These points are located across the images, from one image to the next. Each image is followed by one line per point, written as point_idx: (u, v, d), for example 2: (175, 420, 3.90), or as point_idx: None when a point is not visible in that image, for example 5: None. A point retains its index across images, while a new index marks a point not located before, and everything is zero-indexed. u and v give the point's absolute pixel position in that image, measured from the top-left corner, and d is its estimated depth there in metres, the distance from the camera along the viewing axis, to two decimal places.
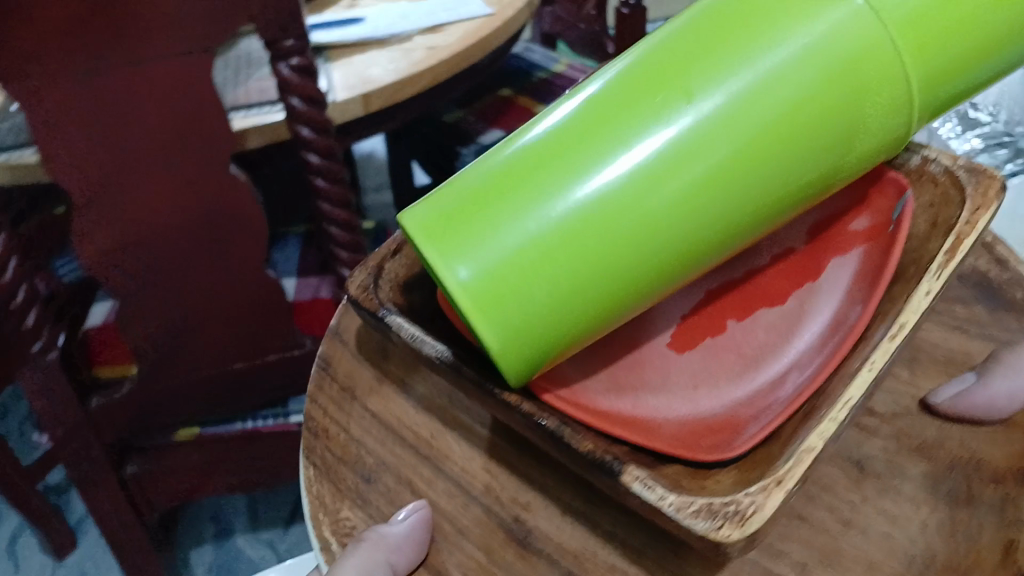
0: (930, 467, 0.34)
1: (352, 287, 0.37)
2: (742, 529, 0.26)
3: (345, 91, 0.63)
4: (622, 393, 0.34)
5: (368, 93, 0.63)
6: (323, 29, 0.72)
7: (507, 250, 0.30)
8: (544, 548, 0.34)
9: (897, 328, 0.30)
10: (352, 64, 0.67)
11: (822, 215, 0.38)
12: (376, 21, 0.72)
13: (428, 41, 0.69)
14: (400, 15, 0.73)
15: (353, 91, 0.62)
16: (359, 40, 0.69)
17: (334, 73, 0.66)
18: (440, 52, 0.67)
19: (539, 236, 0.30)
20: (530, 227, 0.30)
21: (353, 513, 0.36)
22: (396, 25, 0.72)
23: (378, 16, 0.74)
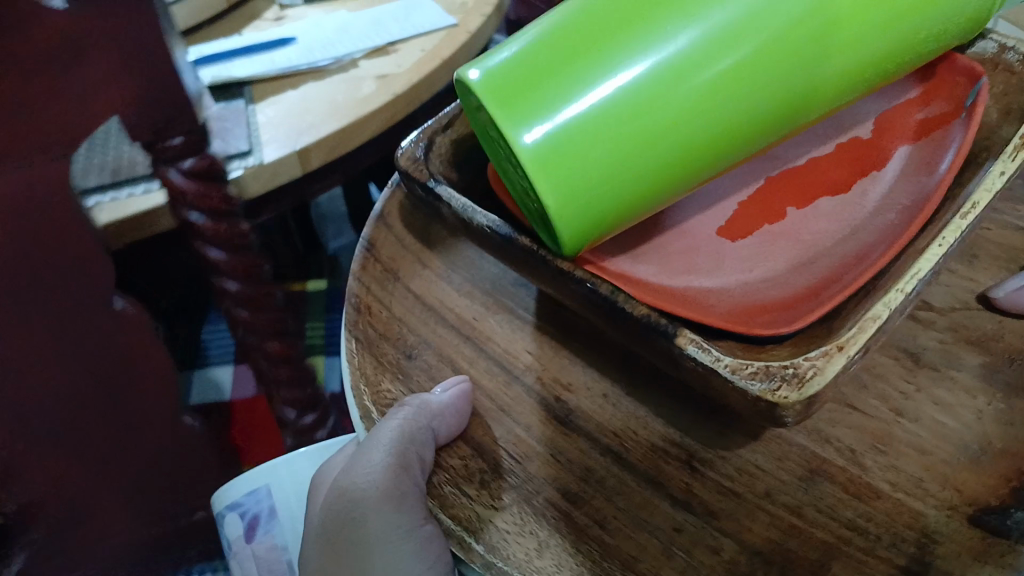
0: (988, 359, 0.33)
1: (401, 157, 0.36)
2: (800, 390, 0.25)
3: (275, 142, 0.51)
4: (677, 275, 0.33)
5: (303, 149, 0.50)
6: (235, 57, 0.57)
7: (579, 110, 0.29)
8: (585, 427, 0.33)
9: (969, 205, 0.29)
10: (278, 105, 0.54)
11: (888, 113, 0.37)
12: (309, 40, 0.60)
13: (378, 69, 0.56)
14: (339, 33, 0.60)
15: (284, 146, 0.50)
16: (284, 71, 0.56)
17: (260, 115, 0.53)
18: (392, 82, 0.55)
19: (612, 95, 0.29)
20: (603, 85, 0.29)
21: (394, 388, 0.36)
22: (336, 44, 0.59)
23: (309, 32, 0.61)
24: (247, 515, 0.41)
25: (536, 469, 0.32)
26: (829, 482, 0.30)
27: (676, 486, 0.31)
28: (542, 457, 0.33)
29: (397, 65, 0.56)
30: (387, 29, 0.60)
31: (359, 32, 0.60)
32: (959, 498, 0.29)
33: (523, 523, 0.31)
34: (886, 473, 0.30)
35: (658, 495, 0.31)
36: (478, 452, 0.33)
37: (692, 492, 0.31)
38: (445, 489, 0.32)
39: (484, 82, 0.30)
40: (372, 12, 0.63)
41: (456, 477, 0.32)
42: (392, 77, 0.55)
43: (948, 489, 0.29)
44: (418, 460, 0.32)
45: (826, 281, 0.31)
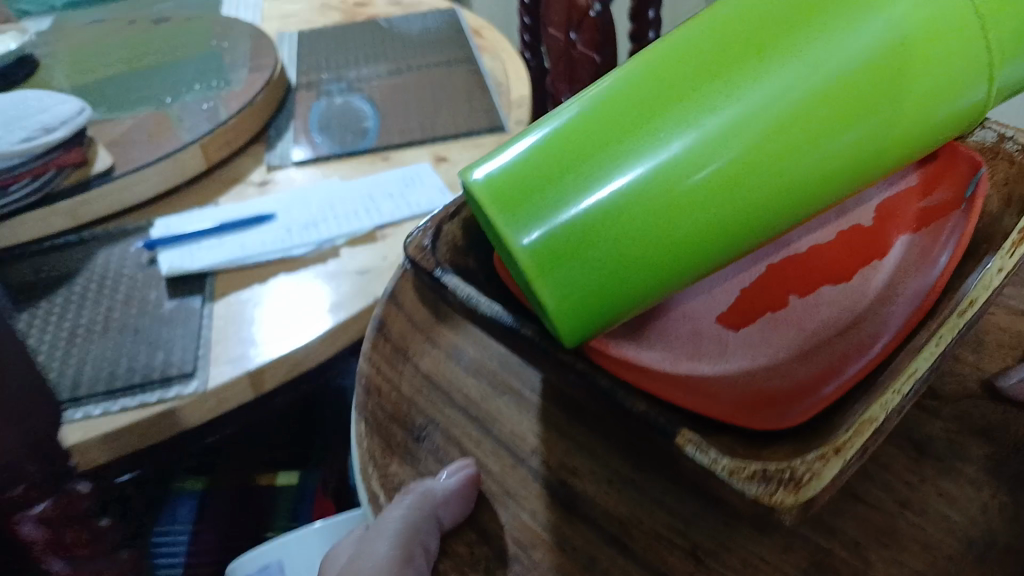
0: (994, 449, 0.33)
1: (409, 245, 0.37)
2: (797, 495, 0.26)
3: (225, 364, 0.48)
4: (681, 363, 0.33)
5: (256, 371, 0.47)
6: (208, 238, 0.59)
7: (571, 215, 0.30)
8: (590, 514, 0.33)
9: (965, 302, 0.30)
10: (237, 308, 0.52)
11: (893, 201, 0.37)
12: (289, 219, 0.60)
13: (358, 260, 0.56)
14: (324, 210, 0.61)
15: (234, 364, 0.47)
16: (253, 259, 0.56)
17: (209, 321, 0.51)
18: (371, 279, 0.54)
19: (603, 202, 0.30)
20: (595, 191, 0.30)
21: (401, 470, 0.36)
22: (318, 230, 0.59)
23: (290, 210, 0.62)
24: None
25: (540, 558, 0.32)
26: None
27: None
28: (546, 544, 0.33)
29: (377, 270, 0.55)
30: (369, 218, 0.60)
31: (343, 215, 0.61)
32: None
33: None
34: (889, 566, 0.30)
35: None
36: (483, 539, 0.33)
37: None
38: None
39: (487, 184, 0.31)
40: (366, 188, 0.64)
41: (460, 562, 0.33)
42: (361, 298, 0.52)
43: None
44: (421, 549, 0.32)
45: (830, 370, 0.31)
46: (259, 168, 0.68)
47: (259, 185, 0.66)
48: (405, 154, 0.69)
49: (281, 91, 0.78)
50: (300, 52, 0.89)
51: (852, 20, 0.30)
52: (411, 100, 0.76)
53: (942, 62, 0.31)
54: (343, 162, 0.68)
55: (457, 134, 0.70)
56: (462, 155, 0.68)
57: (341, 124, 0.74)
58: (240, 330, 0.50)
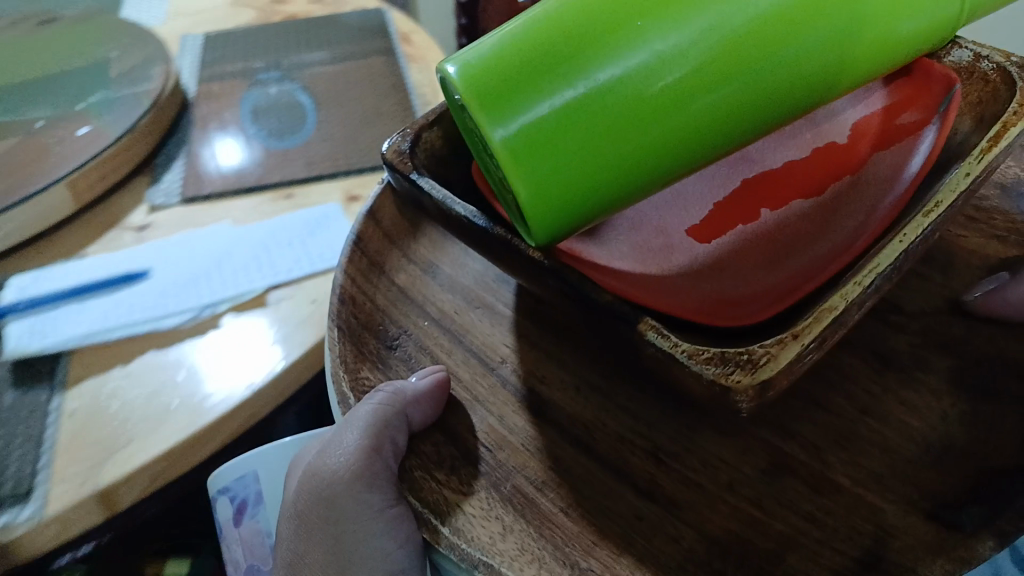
0: (956, 361, 0.33)
1: (388, 149, 0.36)
2: (754, 374, 0.26)
3: (69, 478, 0.39)
4: (651, 269, 0.34)
5: (106, 487, 0.38)
6: (66, 304, 0.48)
7: (556, 103, 0.29)
8: (557, 419, 0.34)
9: (932, 204, 0.30)
10: (96, 393, 0.43)
11: (867, 121, 0.38)
12: (167, 275, 0.49)
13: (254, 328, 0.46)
14: (210, 265, 0.50)
15: (82, 483, 0.38)
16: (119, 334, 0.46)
17: (56, 419, 0.42)
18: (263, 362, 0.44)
19: (590, 90, 0.29)
20: (581, 80, 0.29)
21: (373, 375, 0.36)
22: (195, 294, 0.48)
23: (169, 261, 0.50)
24: (236, 500, 0.42)
25: (506, 458, 0.33)
26: (792, 476, 0.31)
27: (641, 476, 0.31)
28: (512, 446, 0.33)
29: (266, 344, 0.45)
30: (262, 276, 0.49)
31: (235, 270, 0.49)
32: (919, 495, 0.29)
33: (488, 508, 0.31)
34: (847, 468, 0.30)
35: (623, 484, 0.31)
36: (450, 440, 0.34)
37: (656, 482, 0.31)
38: (415, 473, 0.32)
39: (466, 72, 0.30)
40: (262, 237, 0.52)
41: (427, 462, 0.33)
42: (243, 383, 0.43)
43: (907, 485, 0.30)
44: (391, 442, 0.32)
45: (801, 277, 0.31)
46: (140, 206, 0.56)
47: (138, 231, 0.54)
48: (312, 190, 0.57)
49: (178, 107, 0.66)
50: (201, 62, 0.73)
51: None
52: (355, 84, 0.68)
53: None
54: (240, 201, 0.56)
55: (358, 170, 0.58)
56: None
57: (273, 130, 0.63)
58: (91, 432, 0.41)
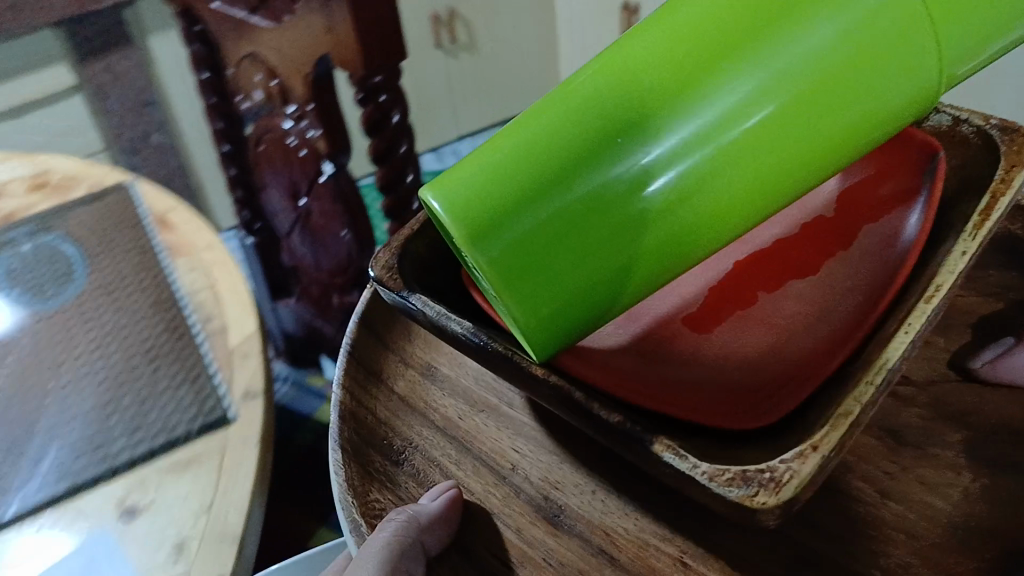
0: (969, 432, 0.33)
1: (377, 265, 0.36)
2: (777, 495, 0.25)
3: None
4: (656, 370, 0.33)
5: None
6: None
7: (531, 228, 0.29)
8: (576, 527, 0.33)
9: (933, 288, 0.29)
10: None
11: (853, 190, 0.37)
12: None
13: None
14: None
15: None
16: None
17: None
18: None
19: (562, 214, 0.29)
20: (552, 205, 0.29)
21: (384, 496, 0.36)
22: None
23: None
24: None
25: (528, 574, 0.32)
26: (818, 571, 0.30)
27: None
28: (534, 560, 0.33)
29: None
30: None
31: None
32: None
33: None
34: (874, 558, 0.30)
35: None
36: (468, 561, 0.34)
37: None
38: None
39: (445, 201, 0.30)
40: None
41: None
42: None
43: (937, 573, 0.29)
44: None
45: (808, 368, 0.31)
46: None
47: None
48: (72, 512, 0.54)
49: None
50: None
51: (815, 28, 0.28)
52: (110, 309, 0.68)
53: (891, 52, 0.29)
54: None
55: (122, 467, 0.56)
56: (163, 497, 0.54)
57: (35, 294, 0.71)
58: None
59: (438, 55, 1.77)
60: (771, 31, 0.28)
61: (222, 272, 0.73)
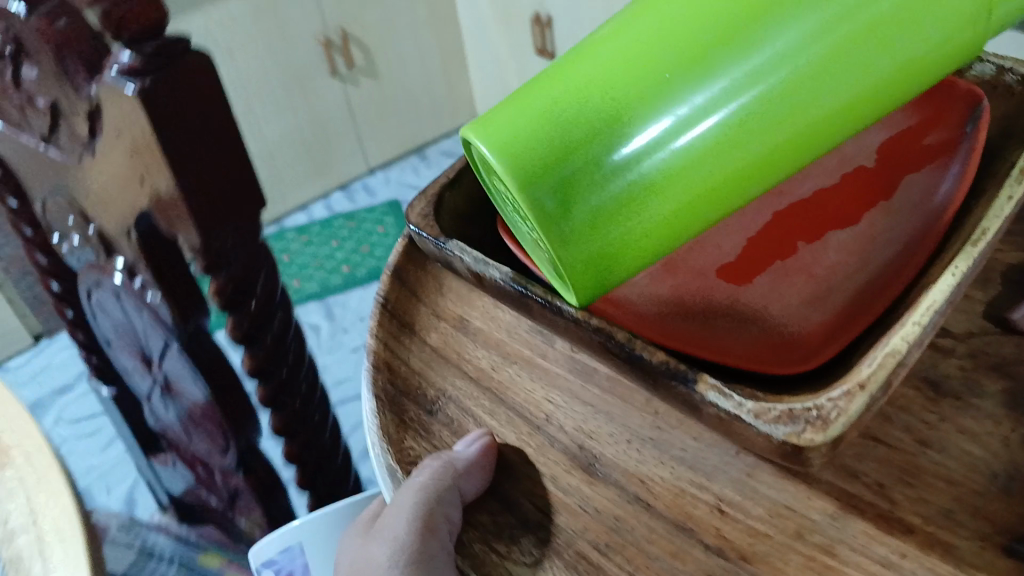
0: (1009, 383, 0.33)
1: (413, 215, 0.36)
2: (825, 433, 0.25)
3: None
4: (694, 318, 0.34)
5: None
6: None
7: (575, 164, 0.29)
8: (612, 475, 0.33)
9: (978, 234, 0.29)
10: None
11: (892, 143, 0.37)
12: None
13: None
14: None
15: None
16: None
17: None
18: None
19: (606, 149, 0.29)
20: (597, 140, 0.28)
21: (417, 444, 0.36)
22: None
23: None
24: (281, 570, 0.57)
25: (566, 520, 0.32)
26: (859, 517, 0.30)
27: (707, 531, 0.31)
28: (571, 508, 0.33)
29: None
30: None
31: None
32: (994, 530, 0.29)
33: None
34: (916, 505, 0.30)
35: (690, 541, 0.31)
36: (506, 507, 0.33)
37: (724, 536, 0.31)
38: (475, 547, 0.32)
39: (493, 139, 0.29)
40: None
41: (487, 533, 0.33)
42: None
43: (979, 520, 0.29)
44: (446, 522, 0.32)
45: (841, 320, 0.31)
46: None
47: None
48: None
49: None
50: None
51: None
52: None
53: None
54: None
55: None
56: None
57: None
58: None
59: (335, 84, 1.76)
60: None
61: (44, 491, 0.54)
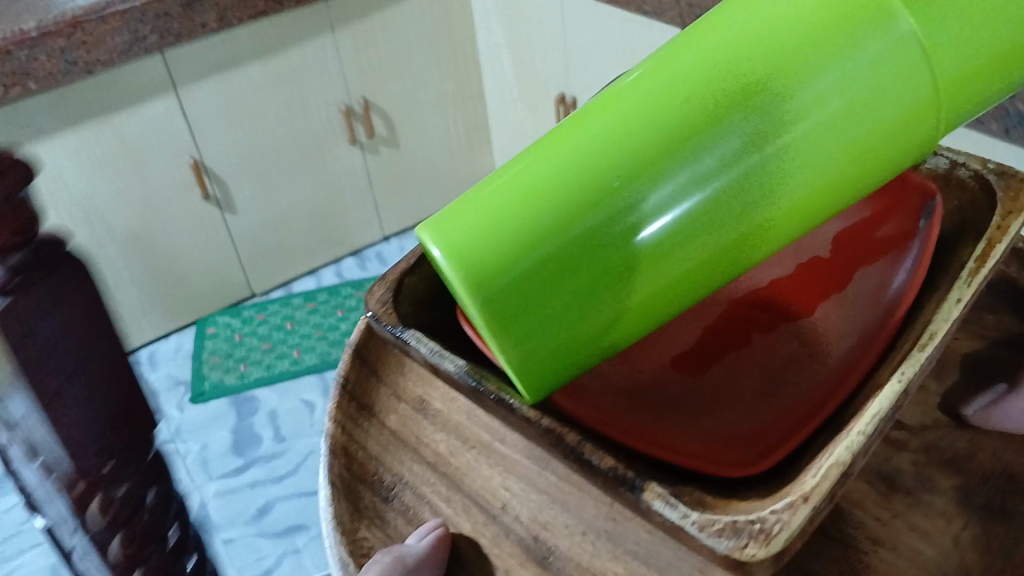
0: (962, 480, 0.33)
1: (372, 303, 0.36)
2: (767, 547, 0.25)
3: None
4: (649, 409, 0.33)
5: None
6: None
7: (520, 269, 0.29)
8: (565, 568, 0.33)
9: (926, 337, 0.29)
10: None
11: (852, 230, 0.37)
12: None
13: None
14: None
15: None
16: None
17: None
18: None
19: (551, 255, 0.29)
20: (542, 245, 0.28)
21: (371, 534, 0.36)
22: None
23: None
24: None
25: None
26: None
27: None
28: None
29: None
30: None
31: None
32: None
33: None
34: None
35: None
36: None
37: None
38: None
39: (445, 238, 0.30)
40: None
41: None
42: None
43: None
44: None
45: (797, 417, 0.31)
46: None
47: None
48: None
49: None
50: None
51: (817, 95, 0.28)
52: None
53: (889, 106, 0.28)
54: None
55: None
56: None
57: None
58: None
59: (355, 151, 1.57)
60: (771, 78, 0.27)
61: None
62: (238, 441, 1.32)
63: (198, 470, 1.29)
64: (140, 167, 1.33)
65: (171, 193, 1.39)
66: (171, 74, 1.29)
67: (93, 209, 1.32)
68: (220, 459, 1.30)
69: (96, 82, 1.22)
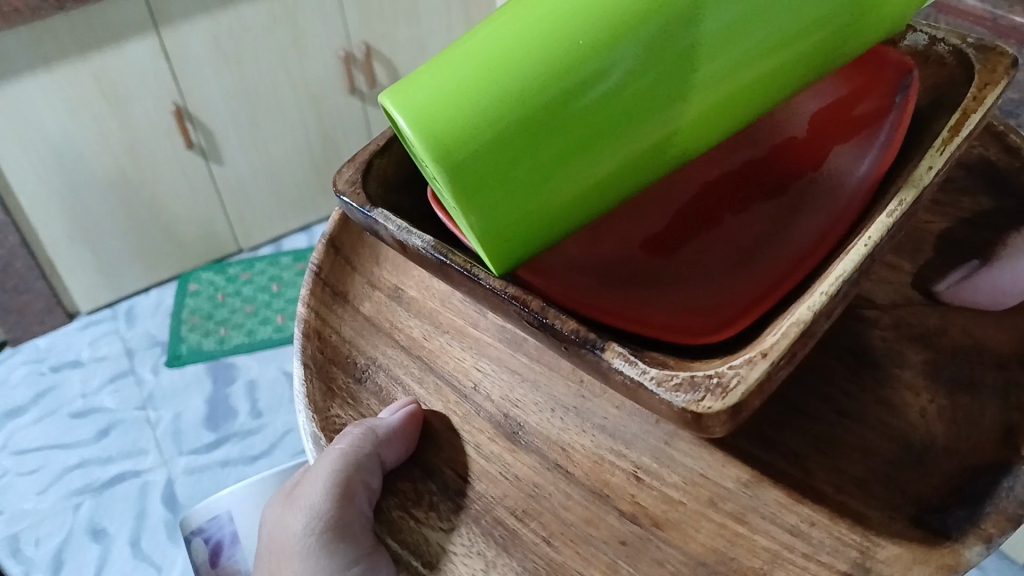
0: (931, 355, 0.33)
1: (340, 182, 0.36)
2: (723, 401, 0.25)
3: None
4: (617, 286, 0.33)
5: None
6: None
7: (491, 137, 0.27)
8: (533, 443, 0.33)
9: (895, 204, 0.28)
10: None
11: (830, 109, 0.36)
12: None
13: None
14: None
15: None
16: None
17: None
18: None
19: (523, 121, 0.27)
20: (513, 112, 0.27)
21: (344, 412, 0.37)
22: None
23: None
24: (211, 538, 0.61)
25: (485, 488, 0.33)
26: (773, 485, 0.30)
27: (622, 498, 0.31)
28: (491, 476, 0.33)
29: None
30: None
31: None
32: (904, 498, 0.29)
33: (472, 543, 0.32)
34: (829, 475, 0.30)
35: (604, 507, 0.31)
36: (428, 476, 0.34)
37: (639, 503, 0.31)
38: (393, 514, 0.33)
39: (406, 110, 0.27)
40: None
41: (405, 500, 0.34)
42: None
43: (891, 490, 0.29)
44: (363, 488, 0.34)
45: (766, 287, 0.31)
46: None
47: None
48: None
49: None
50: None
51: None
52: None
53: None
54: None
55: None
56: None
57: None
58: None
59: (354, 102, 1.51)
60: None
61: None
62: (212, 412, 1.26)
63: (171, 443, 1.23)
64: (120, 112, 1.30)
65: (151, 137, 1.35)
66: (154, 15, 1.24)
67: (71, 154, 1.29)
68: (195, 430, 1.24)
69: (70, 19, 1.18)
